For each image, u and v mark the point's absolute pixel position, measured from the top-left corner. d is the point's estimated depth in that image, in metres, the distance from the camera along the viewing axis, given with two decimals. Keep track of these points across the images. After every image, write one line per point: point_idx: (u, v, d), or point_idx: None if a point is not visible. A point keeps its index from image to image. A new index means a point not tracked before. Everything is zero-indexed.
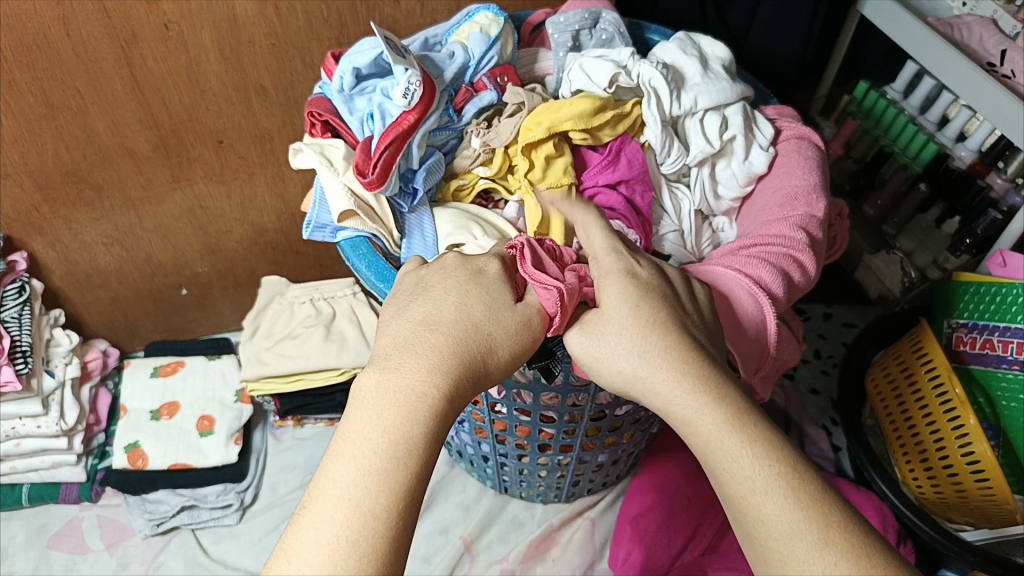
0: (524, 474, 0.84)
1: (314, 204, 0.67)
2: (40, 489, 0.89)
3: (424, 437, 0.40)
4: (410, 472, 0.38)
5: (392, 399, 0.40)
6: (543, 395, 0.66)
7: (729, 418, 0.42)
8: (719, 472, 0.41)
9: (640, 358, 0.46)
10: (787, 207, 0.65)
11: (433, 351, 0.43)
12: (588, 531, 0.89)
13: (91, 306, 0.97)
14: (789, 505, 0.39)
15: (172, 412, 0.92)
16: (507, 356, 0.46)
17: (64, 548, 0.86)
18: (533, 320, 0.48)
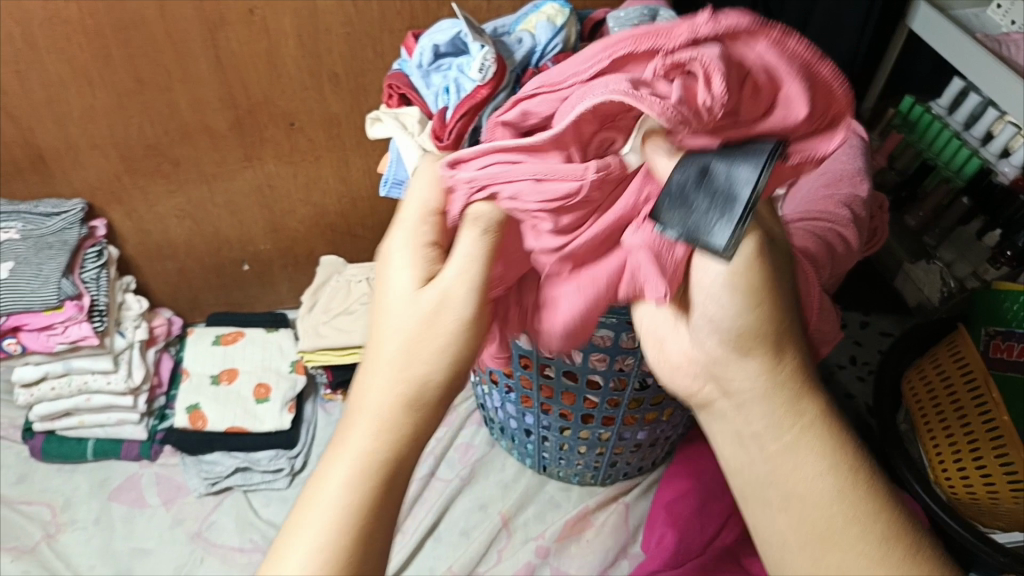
0: (564, 451, 0.88)
1: (390, 162, 0.71)
2: (104, 445, 0.94)
3: (387, 400, 0.42)
4: (380, 421, 0.42)
5: (334, 453, 0.43)
6: (593, 356, 0.71)
7: (793, 394, 0.40)
8: (772, 455, 0.40)
9: (748, 306, 0.39)
10: (833, 187, 0.69)
11: (363, 386, 0.43)
12: (622, 514, 0.92)
13: (159, 276, 1.02)
14: (827, 474, 0.38)
15: (231, 378, 0.97)
16: (431, 354, 0.43)
17: (124, 501, 0.91)
18: (451, 298, 0.43)
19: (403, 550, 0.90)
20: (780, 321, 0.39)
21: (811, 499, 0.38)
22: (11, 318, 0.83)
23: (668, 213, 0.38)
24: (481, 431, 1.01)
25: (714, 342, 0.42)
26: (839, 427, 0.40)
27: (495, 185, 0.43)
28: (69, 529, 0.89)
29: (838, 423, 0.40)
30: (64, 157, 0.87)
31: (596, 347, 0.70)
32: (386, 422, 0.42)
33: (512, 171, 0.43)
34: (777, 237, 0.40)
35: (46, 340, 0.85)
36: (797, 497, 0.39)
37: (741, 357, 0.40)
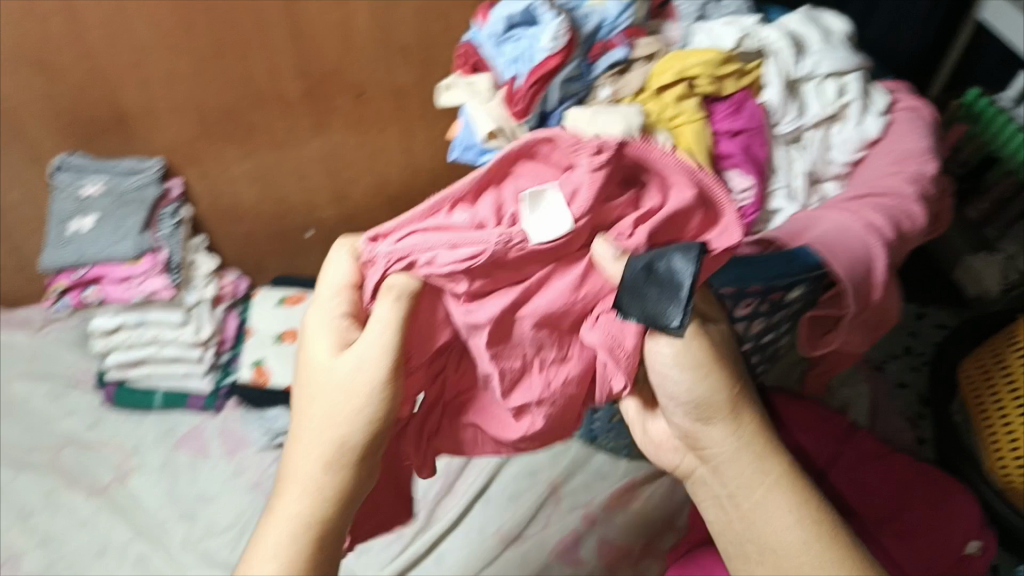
0: (615, 423, 0.90)
1: (461, 128, 0.72)
2: (172, 396, 0.99)
3: (317, 457, 0.51)
4: (312, 473, 0.51)
5: (275, 506, 0.52)
6: None
7: (755, 452, 0.52)
8: (747, 511, 0.51)
9: (703, 382, 0.51)
10: (900, 165, 0.69)
11: (304, 444, 0.52)
12: (670, 488, 0.93)
13: (227, 238, 1.06)
14: (795, 525, 0.50)
15: (293, 338, 1.00)
16: (349, 415, 0.51)
17: (189, 449, 0.97)
18: (367, 364, 0.52)
19: (454, 508, 0.93)
20: (728, 391, 0.52)
21: (781, 546, 0.50)
22: (94, 269, 0.90)
23: (627, 305, 0.49)
24: None
25: (682, 416, 0.53)
26: (795, 479, 0.52)
27: (417, 256, 0.53)
28: (138, 474, 0.95)
29: (795, 474, 0.52)
30: (145, 119, 0.91)
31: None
32: (317, 477, 0.51)
33: (431, 238, 0.53)
34: (713, 332, 0.53)
35: (124, 291, 0.90)
36: (770, 546, 0.50)
37: (704, 428, 0.52)
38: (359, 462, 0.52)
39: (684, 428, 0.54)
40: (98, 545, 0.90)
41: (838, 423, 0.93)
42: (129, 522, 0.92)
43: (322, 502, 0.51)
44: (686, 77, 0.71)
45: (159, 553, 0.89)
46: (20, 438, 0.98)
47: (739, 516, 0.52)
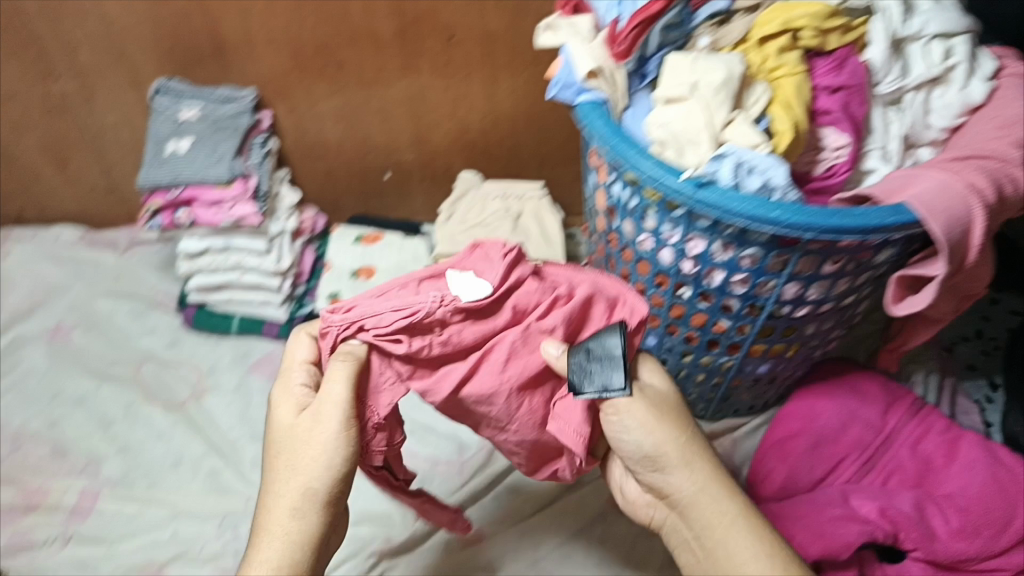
0: (681, 378, 0.90)
1: (561, 67, 0.73)
2: (249, 322, 1.03)
3: (291, 501, 0.57)
4: (289, 515, 0.57)
5: (255, 548, 0.57)
6: (736, 276, 0.72)
7: (713, 491, 0.59)
8: (712, 547, 0.58)
9: (652, 433, 0.59)
10: (1007, 130, 0.68)
11: (273, 497, 0.58)
12: (728, 449, 0.95)
13: (308, 174, 1.09)
14: (760, 557, 0.57)
15: (369, 275, 1.03)
16: (316, 463, 0.58)
17: (264, 373, 1.00)
18: (331, 416, 0.58)
19: None
20: (677, 441, 0.60)
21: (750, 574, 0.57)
22: (187, 191, 0.93)
23: (582, 384, 0.58)
24: None
25: (641, 467, 0.61)
26: (752, 515, 0.59)
27: (360, 322, 0.60)
28: (212, 393, 0.99)
29: (751, 510, 0.59)
30: (242, 49, 0.93)
31: (739, 269, 0.71)
32: (294, 521, 0.57)
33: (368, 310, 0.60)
34: (657, 390, 0.63)
35: (214, 214, 0.92)
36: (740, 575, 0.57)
37: (662, 477, 0.60)
38: (321, 505, 0.58)
39: (646, 481, 0.62)
40: (174, 456, 0.94)
41: (907, 397, 0.92)
42: (203, 437, 0.95)
43: (294, 551, 0.57)
44: (791, 28, 0.70)
45: (230, 468, 0.93)
46: (103, 351, 1.03)
47: (700, 549, 0.60)
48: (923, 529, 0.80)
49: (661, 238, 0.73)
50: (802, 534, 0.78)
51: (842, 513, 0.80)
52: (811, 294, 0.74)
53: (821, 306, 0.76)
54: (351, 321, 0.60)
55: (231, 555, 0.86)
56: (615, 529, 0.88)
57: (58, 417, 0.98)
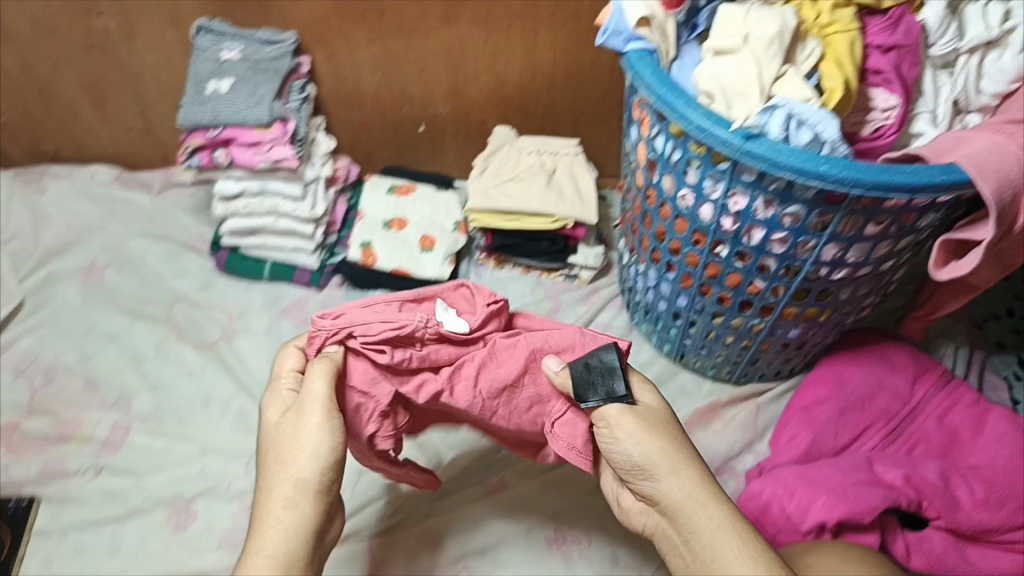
0: (709, 340, 0.90)
1: (612, 14, 0.72)
2: (280, 268, 1.04)
3: (288, 494, 0.59)
4: (288, 507, 0.59)
5: (252, 547, 0.58)
6: (775, 235, 0.72)
7: (702, 499, 0.59)
8: (702, 554, 0.58)
9: (641, 443, 0.60)
10: None
11: (267, 492, 0.60)
12: (752, 413, 0.94)
13: (343, 123, 1.09)
14: (750, 565, 0.56)
15: (401, 226, 1.04)
16: (308, 454, 0.60)
17: (293, 319, 1.01)
18: (315, 410, 0.61)
19: None
20: (666, 451, 0.60)
21: None
22: (226, 131, 0.93)
23: (588, 396, 0.61)
24: (622, 315, 1.03)
25: (631, 474, 0.61)
26: (743, 523, 0.58)
27: (349, 328, 0.65)
28: (243, 336, 1.00)
29: (741, 519, 0.58)
30: None
31: (780, 227, 0.71)
32: (292, 514, 0.59)
33: (360, 319, 0.65)
34: (649, 401, 0.63)
35: (252, 156, 0.93)
36: None
37: (651, 485, 0.60)
38: (312, 494, 0.59)
39: (637, 488, 0.62)
40: (203, 395, 0.95)
41: (937, 368, 0.92)
42: (233, 378, 0.97)
43: (290, 540, 0.58)
44: None
45: (259, 408, 0.94)
46: (136, 291, 1.04)
47: (689, 555, 0.59)
48: (948, 498, 0.79)
49: (703, 194, 0.73)
50: (826, 495, 0.77)
51: (867, 478, 0.80)
52: (851, 257, 0.74)
53: (859, 269, 0.76)
54: (343, 326, 0.65)
55: None
56: None
57: (91, 353, 0.99)
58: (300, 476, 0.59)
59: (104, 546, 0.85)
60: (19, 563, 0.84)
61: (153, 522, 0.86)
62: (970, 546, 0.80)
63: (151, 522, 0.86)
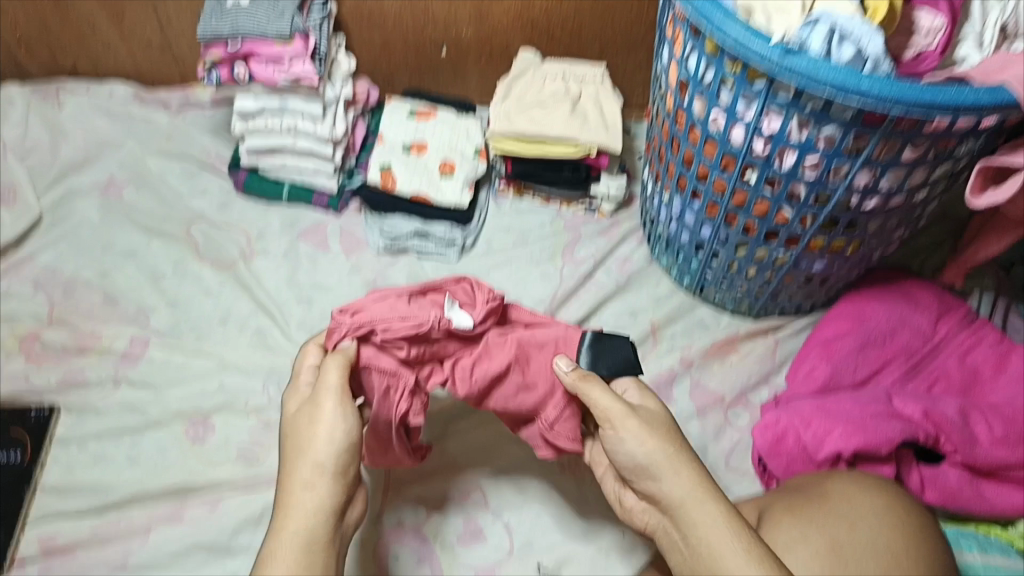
0: (731, 272, 0.89)
1: None
2: (298, 190, 1.03)
3: (307, 477, 0.59)
4: (307, 489, 0.58)
5: (273, 533, 0.57)
6: (807, 159, 0.71)
7: (701, 498, 0.60)
8: (699, 550, 0.59)
9: (643, 443, 0.62)
10: None
11: (285, 478, 0.60)
12: (770, 348, 0.94)
13: (363, 43, 1.06)
14: (744, 559, 0.56)
15: (421, 150, 1.02)
16: (325, 437, 0.60)
17: (311, 242, 1.01)
18: (330, 398, 0.62)
19: None
20: (667, 452, 0.62)
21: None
22: (246, 45, 0.91)
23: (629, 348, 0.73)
24: (642, 248, 1.02)
25: (634, 474, 0.63)
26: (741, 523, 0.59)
27: (370, 325, 0.66)
28: (261, 257, 1.00)
29: (738, 517, 0.59)
30: None
31: (814, 150, 0.70)
32: (312, 494, 0.58)
33: (379, 317, 0.67)
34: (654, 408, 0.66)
35: (272, 72, 0.92)
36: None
37: (654, 485, 0.62)
38: (329, 476, 0.59)
39: (640, 490, 0.64)
40: (222, 313, 0.96)
41: (961, 307, 0.90)
42: (251, 297, 0.97)
43: (310, 522, 0.57)
44: None
45: (278, 328, 0.94)
46: (154, 209, 1.04)
47: (685, 551, 0.60)
48: (966, 433, 0.79)
49: (735, 115, 0.72)
50: (844, 426, 0.77)
51: (886, 410, 0.79)
52: (884, 184, 0.72)
53: (891, 200, 0.74)
54: (364, 324, 0.66)
55: (275, 409, 0.88)
56: None
57: (110, 269, 0.99)
58: (318, 459, 0.59)
59: (124, 455, 0.86)
60: (41, 469, 0.85)
61: (172, 434, 0.87)
62: (984, 482, 0.79)
63: (170, 435, 0.87)
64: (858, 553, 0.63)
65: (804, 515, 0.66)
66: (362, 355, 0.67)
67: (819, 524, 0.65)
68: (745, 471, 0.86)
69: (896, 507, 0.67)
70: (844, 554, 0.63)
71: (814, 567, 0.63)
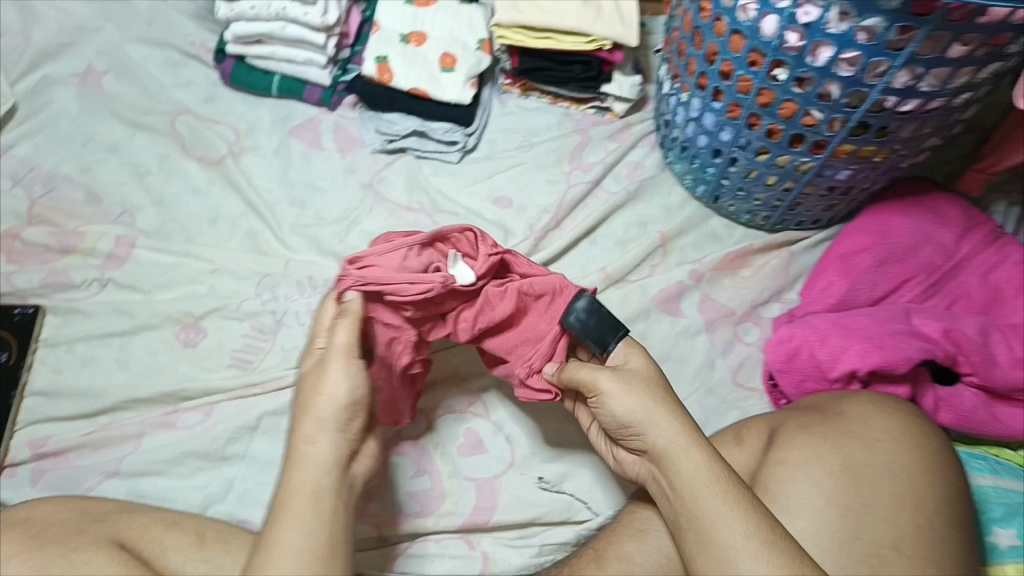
0: (750, 180, 0.84)
1: None
2: (288, 83, 0.96)
3: (310, 433, 0.59)
4: (310, 444, 0.58)
5: (279, 489, 0.57)
6: (844, 53, 0.65)
7: (683, 447, 0.60)
8: (682, 500, 0.59)
9: (624, 395, 0.62)
10: None
11: (291, 436, 0.60)
12: (785, 262, 0.89)
13: None
14: (722, 507, 0.57)
15: (420, 42, 0.94)
16: (327, 396, 0.59)
17: (304, 140, 0.95)
18: (333, 359, 0.60)
19: (561, 240, 0.90)
20: (648, 405, 0.61)
21: (720, 528, 0.56)
22: None
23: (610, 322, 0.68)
24: (654, 154, 0.96)
25: (619, 428, 0.63)
26: (724, 468, 0.59)
27: (377, 284, 0.63)
28: (251, 154, 0.94)
29: (721, 464, 0.59)
30: None
31: (853, 44, 0.64)
32: (315, 447, 0.58)
33: (386, 277, 0.64)
34: (637, 358, 0.65)
35: None
36: (710, 526, 0.56)
37: (639, 440, 0.62)
38: (331, 430, 0.59)
39: (627, 445, 0.64)
40: (211, 213, 0.91)
41: (989, 223, 0.85)
42: (241, 197, 0.92)
43: (315, 473, 0.57)
44: None
45: (270, 231, 0.89)
46: (136, 100, 0.97)
47: (668, 501, 0.61)
48: (986, 354, 0.76)
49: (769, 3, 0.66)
50: (861, 343, 0.74)
51: (905, 329, 0.76)
52: (925, 85, 0.66)
53: (932, 102, 0.68)
54: (372, 284, 0.63)
55: (268, 314, 0.84)
56: (656, 328, 0.86)
57: (91, 164, 0.93)
58: (321, 417, 0.59)
59: (113, 358, 0.83)
60: (28, 371, 0.82)
61: (162, 339, 0.84)
62: (998, 404, 0.77)
63: (161, 338, 0.84)
64: (874, 474, 0.61)
65: (818, 433, 0.65)
66: (369, 308, 0.66)
67: (835, 441, 0.64)
68: (752, 386, 0.84)
69: (908, 429, 0.64)
70: (859, 474, 0.62)
71: (827, 485, 0.62)
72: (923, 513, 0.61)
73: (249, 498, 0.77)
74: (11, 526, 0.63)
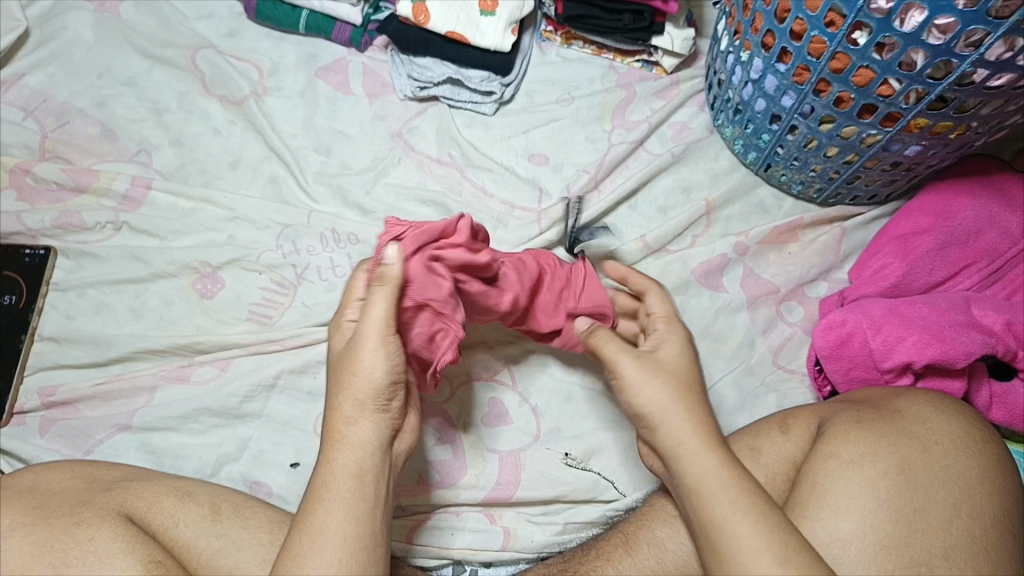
0: (807, 150, 0.78)
1: None
2: (317, 20, 0.90)
3: (350, 414, 0.56)
4: (352, 425, 0.56)
5: (317, 472, 0.55)
6: (938, 19, 0.59)
7: (699, 448, 0.57)
8: (693, 503, 0.56)
9: (643, 385, 0.60)
10: None
11: (328, 414, 0.57)
12: (836, 239, 0.84)
13: None
14: (735, 516, 0.54)
15: None
16: (365, 374, 0.56)
17: (330, 83, 0.90)
18: (366, 334, 0.56)
19: (598, 204, 0.84)
20: (670, 399, 0.59)
21: (731, 538, 0.54)
22: None
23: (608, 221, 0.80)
24: (703, 114, 0.90)
25: (637, 419, 0.61)
26: (742, 476, 0.56)
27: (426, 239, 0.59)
28: (275, 94, 0.89)
29: (734, 466, 0.57)
30: None
31: (950, 10, 0.58)
32: (356, 428, 0.56)
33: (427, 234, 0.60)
34: (672, 347, 0.63)
35: None
36: (722, 533, 0.54)
37: (650, 434, 0.60)
38: (371, 412, 0.56)
39: (643, 437, 0.62)
40: (231, 157, 0.86)
41: None
42: (263, 140, 0.87)
43: (358, 455, 0.55)
44: None
45: (293, 178, 0.85)
46: (155, 30, 0.92)
47: (681, 502, 0.59)
48: None
49: None
50: (919, 334, 0.70)
51: (965, 320, 0.71)
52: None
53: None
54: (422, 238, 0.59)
55: (289, 267, 0.80)
56: (695, 303, 0.82)
57: (107, 97, 0.89)
58: (360, 397, 0.56)
59: (127, 306, 0.80)
60: (39, 314, 0.80)
61: (179, 287, 0.80)
62: None
63: (177, 287, 0.80)
64: (930, 479, 0.58)
65: (871, 430, 0.60)
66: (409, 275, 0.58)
67: (889, 439, 0.60)
68: (793, 369, 0.80)
69: (965, 432, 0.60)
70: (913, 478, 0.58)
71: (878, 486, 0.58)
72: (978, 523, 0.57)
73: (264, 459, 0.74)
74: (15, 495, 0.62)
